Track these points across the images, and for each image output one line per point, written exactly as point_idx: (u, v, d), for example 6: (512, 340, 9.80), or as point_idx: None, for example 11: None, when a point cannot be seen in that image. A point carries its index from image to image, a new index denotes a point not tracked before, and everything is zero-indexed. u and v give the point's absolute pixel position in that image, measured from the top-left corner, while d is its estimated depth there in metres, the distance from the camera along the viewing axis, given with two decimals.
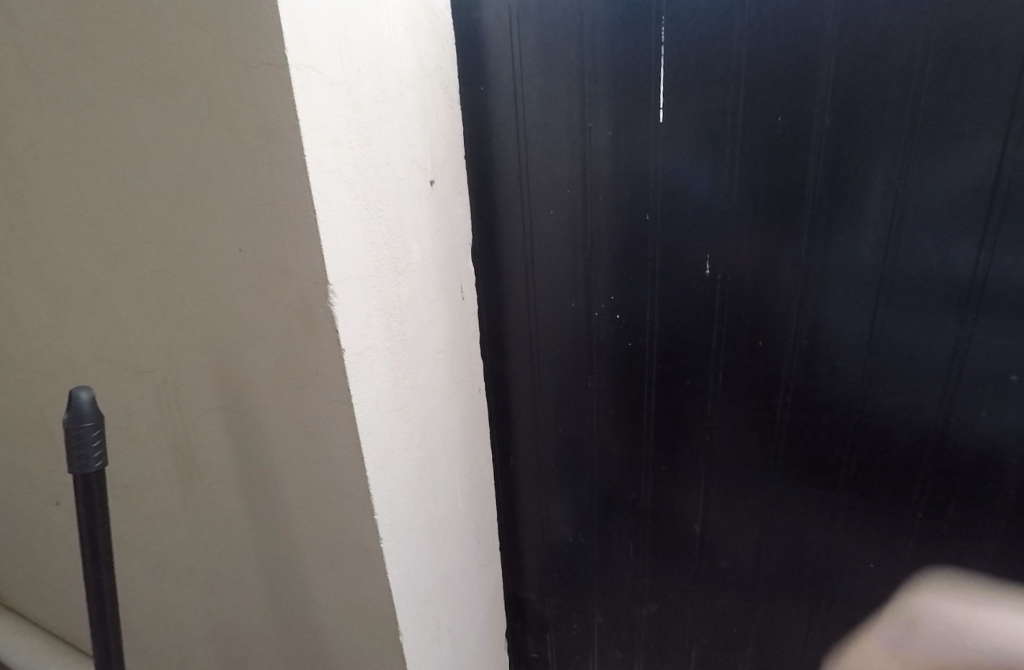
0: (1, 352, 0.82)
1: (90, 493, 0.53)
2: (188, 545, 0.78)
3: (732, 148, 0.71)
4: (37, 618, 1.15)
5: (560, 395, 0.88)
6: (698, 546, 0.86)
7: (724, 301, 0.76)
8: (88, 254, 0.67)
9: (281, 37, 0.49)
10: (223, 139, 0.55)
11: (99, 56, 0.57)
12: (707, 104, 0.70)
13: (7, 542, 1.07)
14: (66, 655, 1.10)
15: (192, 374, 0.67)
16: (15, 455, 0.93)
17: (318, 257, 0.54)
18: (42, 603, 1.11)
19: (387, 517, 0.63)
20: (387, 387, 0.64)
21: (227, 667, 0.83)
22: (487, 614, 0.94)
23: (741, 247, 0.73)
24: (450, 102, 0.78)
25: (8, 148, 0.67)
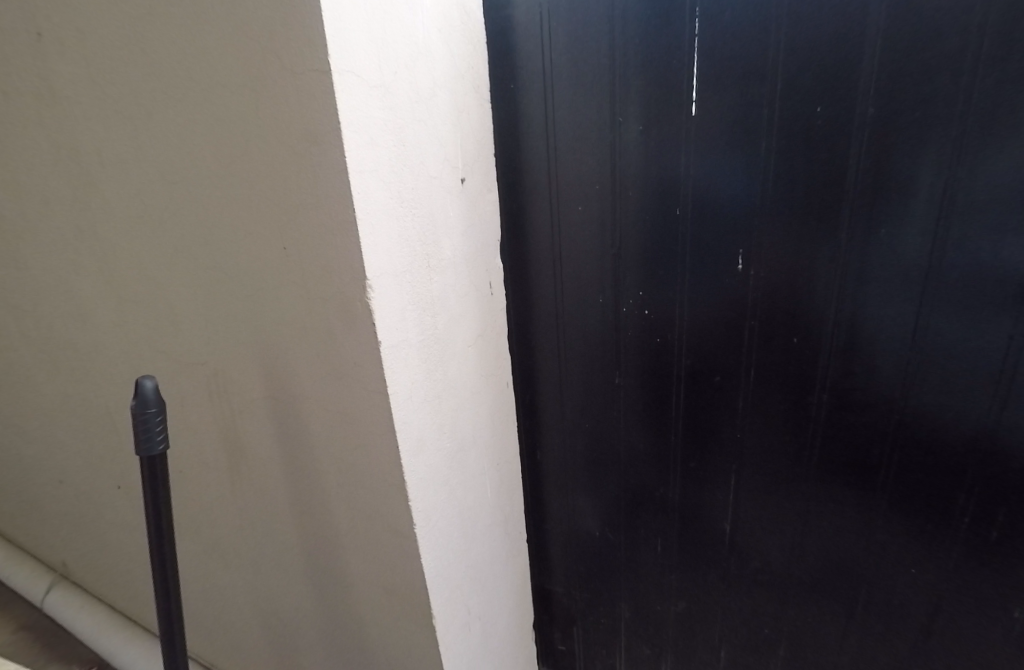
0: (70, 346, 0.90)
1: (154, 472, 0.58)
2: (235, 527, 0.84)
3: (768, 139, 0.69)
4: (104, 594, 1.25)
5: (587, 391, 0.89)
6: (727, 544, 0.86)
7: (758, 297, 0.74)
8: (147, 255, 0.73)
9: (325, 44, 0.52)
10: (270, 144, 0.59)
11: (157, 71, 0.62)
12: (742, 94, 0.69)
13: (76, 521, 1.17)
14: (127, 628, 1.21)
15: (240, 366, 0.72)
16: (82, 440, 1.01)
17: (356, 254, 0.58)
18: (105, 579, 1.21)
19: (420, 504, 0.67)
20: (420, 379, 0.67)
21: (271, 640, 0.90)
22: (514, 602, 0.96)
23: (776, 241, 0.72)
24: (480, 101, 0.79)
25: (78, 158, 0.73)
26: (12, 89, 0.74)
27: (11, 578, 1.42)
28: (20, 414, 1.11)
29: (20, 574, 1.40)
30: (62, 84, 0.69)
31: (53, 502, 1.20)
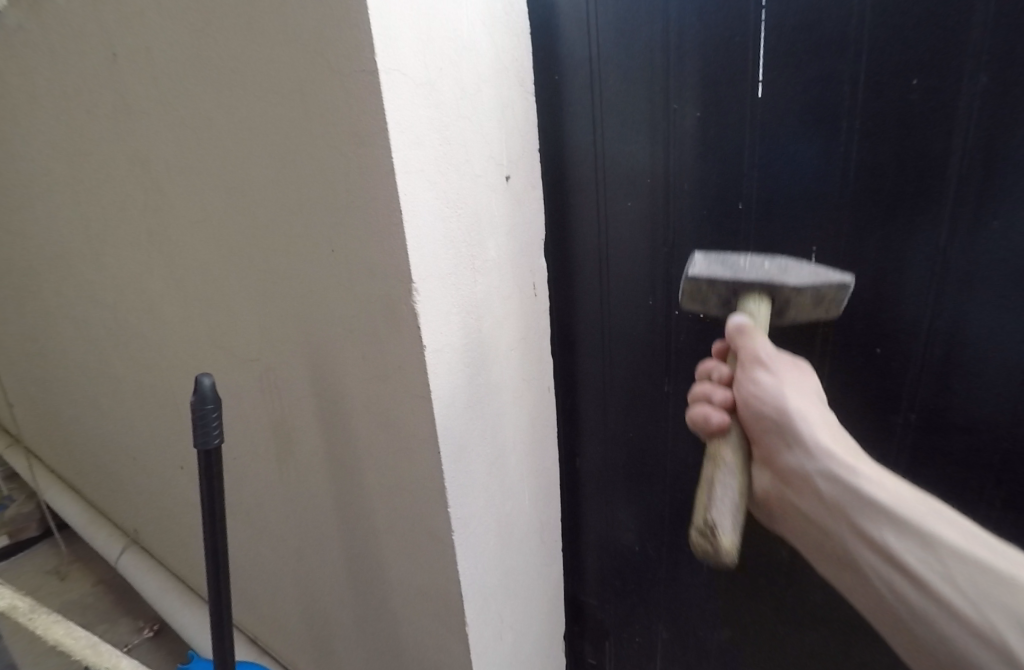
0: (148, 339, 0.99)
1: (210, 468, 0.59)
2: (283, 515, 0.88)
3: (851, 120, 0.60)
4: (172, 562, 1.37)
5: (633, 398, 0.84)
6: (786, 575, 0.78)
7: None
8: (207, 257, 0.78)
9: (372, 41, 0.49)
10: (305, 151, 0.59)
11: (209, 85, 0.65)
12: (819, 70, 0.60)
13: (152, 494, 1.29)
14: (186, 594, 1.32)
15: (287, 365, 0.75)
16: (157, 424, 1.11)
17: (402, 256, 0.55)
18: (173, 548, 1.33)
19: (459, 512, 0.64)
20: (463, 384, 0.64)
21: (312, 623, 0.94)
22: (548, 612, 0.94)
23: (858, 238, 0.63)
24: (525, 94, 0.75)
25: (151, 169, 0.79)
26: (101, 107, 0.81)
27: (98, 536, 1.61)
28: (112, 397, 1.24)
29: (104, 535, 1.58)
30: (136, 101, 0.75)
31: (134, 476, 1.34)
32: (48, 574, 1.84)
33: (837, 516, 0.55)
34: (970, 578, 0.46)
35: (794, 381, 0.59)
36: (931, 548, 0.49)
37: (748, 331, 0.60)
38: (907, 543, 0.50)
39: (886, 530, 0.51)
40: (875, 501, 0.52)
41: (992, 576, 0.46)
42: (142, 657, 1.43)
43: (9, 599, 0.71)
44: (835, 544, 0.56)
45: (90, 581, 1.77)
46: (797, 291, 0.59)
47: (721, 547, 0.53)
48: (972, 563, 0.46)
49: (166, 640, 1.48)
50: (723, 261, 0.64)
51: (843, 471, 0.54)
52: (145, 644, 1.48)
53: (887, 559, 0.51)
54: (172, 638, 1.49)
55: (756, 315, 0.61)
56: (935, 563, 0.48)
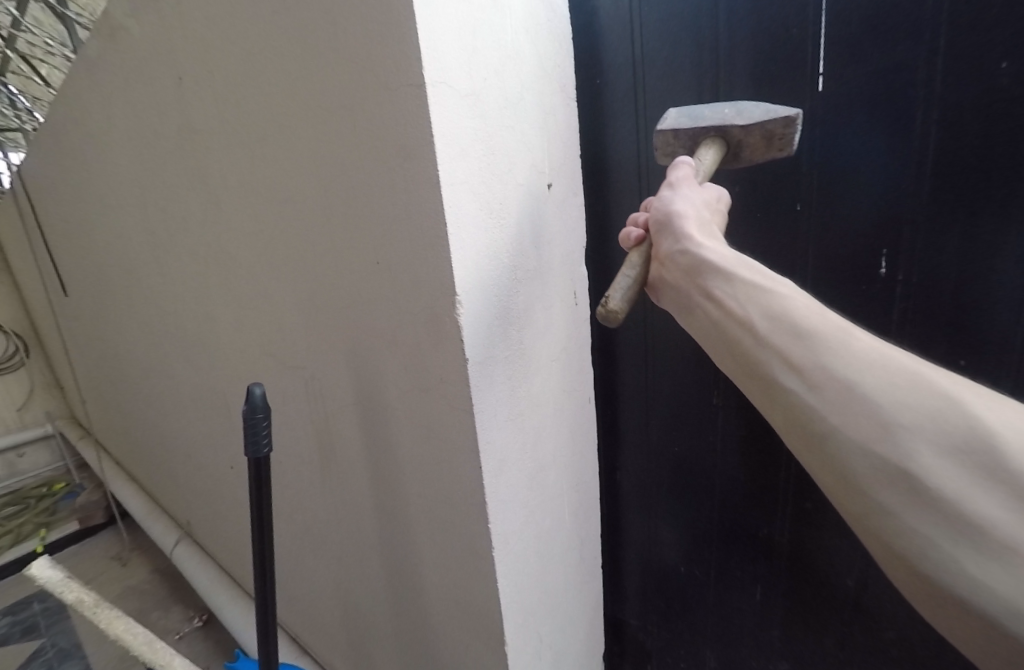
0: (204, 344, 1.04)
1: (259, 474, 0.60)
2: (325, 518, 0.90)
3: (929, 112, 0.56)
4: (222, 557, 1.43)
5: (679, 411, 0.81)
6: (852, 606, 0.72)
7: (909, 303, 0.62)
8: (259, 267, 0.81)
9: (419, 56, 0.49)
10: (351, 165, 0.60)
11: (263, 103, 0.67)
12: (886, 60, 0.57)
13: (205, 492, 1.35)
14: (233, 588, 1.36)
15: (331, 372, 0.76)
16: (211, 425, 1.16)
17: (446, 269, 0.55)
18: (223, 544, 1.38)
19: (499, 527, 0.63)
20: (505, 397, 0.63)
21: (352, 627, 0.96)
22: (587, 630, 0.92)
23: (937, 238, 0.59)
24: (567, 99, 0.74)
25: (210, 184, 0.83)
26: (168, 127, 0.86)
27: (156, 528, 1.69)
28: (172, 398, 1.31)
29: (160, 527, 1.68)
30: (198, 120, 0.79)
31: (190, 474, 1.40)
32: (112, 561, 1.95)
33: (680, 275, 0.52)
34: (771, 314, 0.44)
35: (692, 187, 0.58)
36: (746, 288, 0.46)
37: (683, 163, 0.60)
38: (731, 289, 0.47)
39: (714, 278, 0.49)
40: (710, 258, 0.49)
41: (789, 307, 0.43)
42: (191, 646, 1.50)
43: (75, 592, 0.75)
44: (676, 305, 0.53)
45: (148, 570, 1.87)
46: (747, 133, 0.59)
47: (608, 308, 0.54)
48: (771, 301, 0.44)
49: (214, 631, 1.55)
50: (689, 112, 0.63)
51: (691, 241, 0.52)
52: (194, 633, 1.54)
53: (711, 301, 0.48)
54: (219, 629, 1.55)
55: (708, 156, 0.60)
56: (745, 301, 0.46)
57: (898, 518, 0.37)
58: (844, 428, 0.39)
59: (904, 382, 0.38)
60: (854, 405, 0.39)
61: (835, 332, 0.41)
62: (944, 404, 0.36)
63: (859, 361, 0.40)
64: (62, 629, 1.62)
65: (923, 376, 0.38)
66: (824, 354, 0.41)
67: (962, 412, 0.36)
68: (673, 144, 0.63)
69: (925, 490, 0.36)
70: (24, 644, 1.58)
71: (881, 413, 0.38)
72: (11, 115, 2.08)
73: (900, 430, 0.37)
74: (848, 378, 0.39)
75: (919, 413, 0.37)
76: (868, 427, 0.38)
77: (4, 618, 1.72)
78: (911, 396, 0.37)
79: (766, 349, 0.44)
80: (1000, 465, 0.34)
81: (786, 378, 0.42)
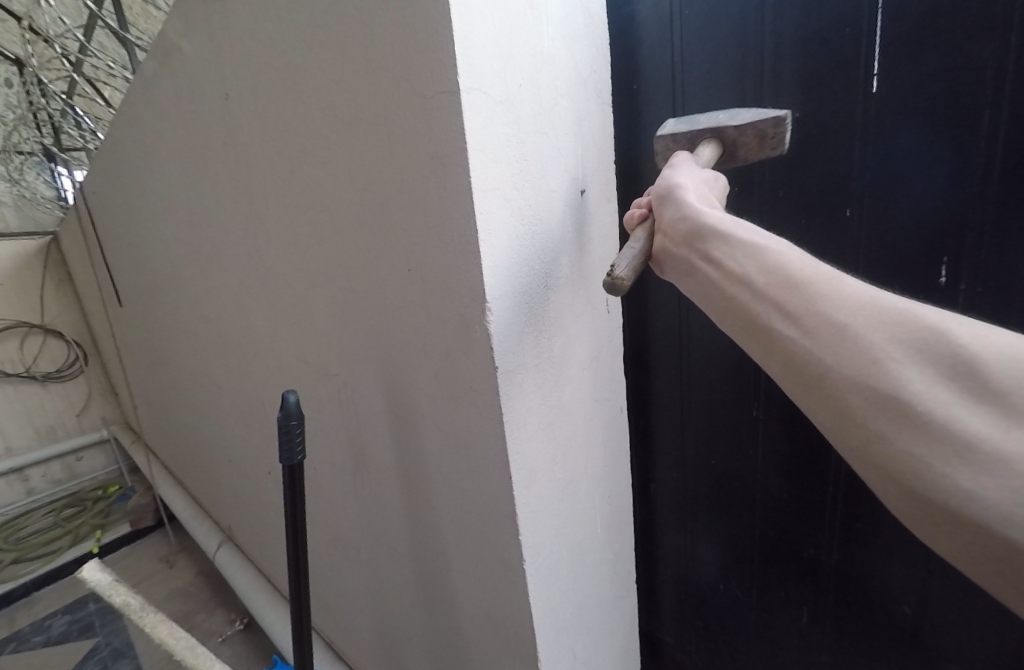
0: (245, 353, 1.07)
1: (293, 480, 0.60)
2: (358, 525, 0.91)
3: (994, 111, 0.54)
4: (260, 562, 1.46)
5: (716, 423, 0.78)
6: (910, 636, 0.68)
7: (974, 313, 0.59)
8: (296, 276, 0.83)
9: (455, 64, 0.49)
10: (385, 174, 0.61)
11: (302, 114, 0.69)
12: (953, 59, 0.55)
13: (245, 496, 1.39)
14: (271, 593, 1.39)
15: (363, 380, 0.77)
16: (250, 432, 1.20)
17: (476, 276, 0.54)
18: (261, 549, 1.41)
19: (530, 539, 0.62)
20: (536, 406, 0.62)
21: (384, 636, 0.96)
22: (620, 649, 0.89)
23: (1005, 244, 0.55)
24: (602, 105, 0.73)
25: (252, 195, 0.85)
26: (214, 141, 0.90)
27: (199, 531, 1.75)
28: (214, 405, 1.35)
29: (203, 530, 1.73)
30: (241, 133, 0.82)
31: (230, 478, 1.44)
32: (160, 562, 2.03)
33: (679, 241, 0.51)
34: (768, 268, 0.44)
35: (693, 168, 0.58)
36: (744, 246, 0.46)
37: (681, 155, 0.61)
38: (728, 249, 0.47)
39: (712, 241, 0.48)
40: (710, 223, 0.49)
41: (783, 261, 0.44)
42: (233, 648, 1.53)
43: (123, 595, 0.77)
44: (673, 271, 0.53)
45: (193, 571, 1.93)
46: (740, 132, 0.59)
47: (612, 276, 0.51)
48: (767, 257, 0.45)
49: (253, 634, 1.58)
50: (687, 120, 0.64)
51: (691, 208, 0.51)
52: (236, 636, 1.58)
53: (708, 263, 0.48)
54: (258, 632, 1.59)
55: (703, 154, 0.60)
56: (741, 257, 0.46)
57: (887, 440, 0.38)
58: (838, 366, 0.40)
59: (890, 318, 0.39)
60: (845, 343, 0.39)
61: (826, 281, 0.42)
62: (932, 335, 0.38)
63: (851, 306, 0.40)
64: (115, 629, 1.69)
65: (910, 312, 0.39)
66: (822, 303, 0.41)
67: (949, 341, 0.37)
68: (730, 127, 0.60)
69: (911, 413, 0.37)
70: (80, 642, 1.65)
71: (874, 347, 0.39)
72: (76, 135, 2.21)
73: (890, 362, 0.38)
74: (842, 320, 0.40)
75: (910, 344, 0.38)
76: (860, 363, 0.39)
77: (62, 617, 1.79)
78: (899, 331, 0.38)
79: (763, 302, 0.44)
80: (982, 384, 0.36)
81: (782, 326, 0.42)
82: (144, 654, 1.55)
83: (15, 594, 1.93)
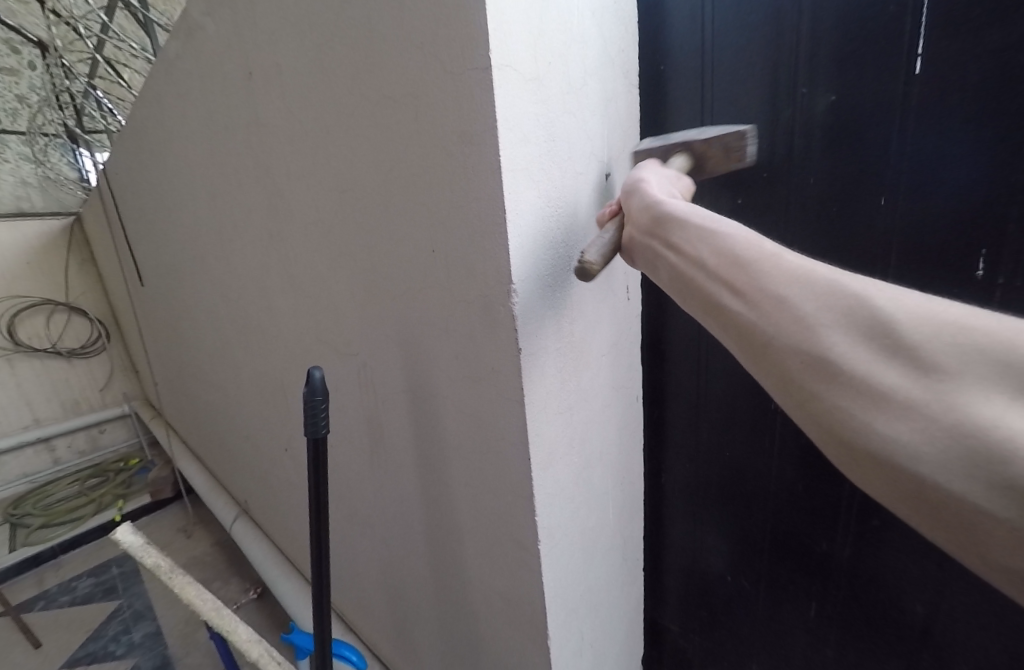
0: (265, 331, 1.09)
1: (315, 454, 0.61)
2: (374, 502, 0.92)
3: None
4: (276, 536, 1.49)
5: (732, 414, 0.78)
6: (920, 634, 0.67)
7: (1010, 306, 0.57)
8: (317, 255, 0.84)
9: (488, 39, 0.49)
10: (410, 153, 0.61)
11: (327, 92, 0.69)
12: (1002, 41, 0.53)
13: (262, 472, 1.41)
14: (286, 567, 1.42)
15: (382, 359, 0.78)
16: (269, 409, 1.22)
17: (502, 257, 0.55)
18: (277, 524, 1.44)
19: (546, 521, 0.63)
20: (554, 390, 0.62)
21: (397, 611, 0.97)
22: (628, 634, 0.90)
23: None
24: (629, 88, 0.72)
25: (275, 173, 0.86)
26: (239, 120, 0.90)
27: (217, 505, 1.79)
28: (234, 382, 1.38)
29: (220, 504, 1.77)
30: (266, 111, 0.82)
31: (248, 454, 1.48)
32: (179, 533, 2.09)
33: (640, 227, 0.51)
34: (719, 250, 0.44)
35: (655, 170, 0.58)
36: (698, 231, 0.46)
37: (653, 163, 0.60)
38: (684, 235, 0.47)
39: (671, 225, 0.48)
40: (669, 209, 0.49)
41: (732, 242, 0.44)
42: (248, 616, 1.57)
43: (153, 558, 0.80)
44: (639, 258, 0.52)
45: (210, 543, 1.98)
46: (708, 145, 0.58)
47: (581, 263, 0.51)
48: (717, 240, 0.45)
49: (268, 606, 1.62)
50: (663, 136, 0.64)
51: (651, 197, 0.51)
52: (252, 607, 1.62)
53: (666, 248, 0.48)
54: (273, 603, 1.63)
55: (674, 164, 0.59)
56: (696, 240, 0.46)
57: (822, 399, 0.39)
58: (777, 336, 0.40)
59: (822, 290, 0.40)
60: (787, 316, 0.40)
61: (769, 259, 0.42)
62: (863, 302, 0.38)
63: (788, 279, 0.41)
64: (136, 592, 1.74)
65: (839, 282, 0.40)
66: (766, 279, 0.42)
67: (875, 307, 0.38)
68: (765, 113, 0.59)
69: (845, 376, 0.38)
70: (103, 605, 1.70)
71: (810, 318, 0.39)
72: (97, 115, 2.24)
73: (822, 329, 0.39)
74: (783, 294, 0.41)
75: (844, 312, 0.39)
76: (796, 333, 0.40)
77: (87, 579, 1.86)
78: (830, 300, 0.39)
79: (716, 283, 0.44)
80: (907, 347, 0.36)
81: (731, 302, 0.43)
82: (165, 617, 1.60)
83: (46, 556, 2.00)
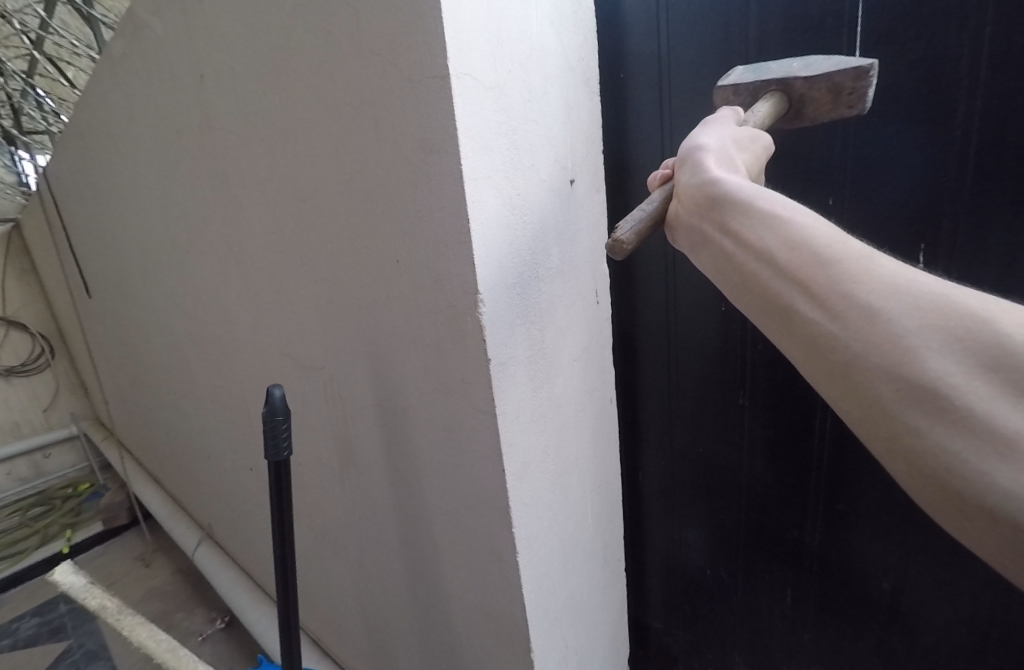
0: (225, 347, 1.05)
1: (279, 477, 0.59)
2: (344, 520, 0.90)
3: (973, 102, 0.54)
4: (242, 558, 1.44)
5: (703, 410, 0.79)
6: (888, 612, 0.70)
7: None
8: (276, 268, 0.81)
9: (444, 48, 0.48)
10: (370, 164, 0.59)
11: (280, 99, 0.67)
12: (933, 49, 0.55)
13: (226, 493, 1.36)
14: (252, 590, 1.37)
15: (348, 374, 0.76)
16: (231, 428, 1.17)
17: (468, 267, 0.54)
18: (243, 545, 1.40)
19: (523, 531, 0.62)
20: (527, 397, 0.62)
21: (373, 631, 0.95)
22: (612, 635, 0.90)
23: (979, 235, 0.56)
24: (590, 94, 0.72)
25: (230, 184, 0.83)
26: (189, 126, 0.86)
27: (177, 529, 1.72)
28: (193, 400, 1.32)
29: (181, 527, 1.70)
30: (217, 118, 0.79)
31: (210, 475, 1.42)
32: (135, 561, 1.99)
33: (696, 213, 0.47)
34: (794, 242, 0.40)
35: (722, 132, 0.53)
36: (765, 218, 0.42)
37: (728, 114, 0.57)
38: (750, 221, 0.43)
39: (732, 213, 0.44)
40: (732, 191, 0.45)
41: (810, 237, 0.40)
42: (214, 647, 1.52)
43: (99, 598, 0.75)
44: (687, 246, 0.49)
45: (171, 569, 1.90)
46: (809, 85, 0.54)
47: (615, 239, 0.50)
48: (796, 229, 0.41)
49: (236, 631, 1.57)
50: (754, 68, 0.60)
51: (709, 175, 0.47)
52: (217, 635, 1.56)
53: (726, 235, 0.44)
54: (241, 630, 1.57)
55: (767, 105, 0.56)
56: (763, 229, 0.42)
57: None
58: (863, 353, 0.36)
59: (927, 305, 0.35)
60: (872, 330, 0.36)
61: (858, 262, 0.38)
62: (966, 326, 0.33)
63: (883, 288, 0.36)
64: (90, 629, 1.65)
65: (949, 300, 0.35)
66: (852, 284, 0.37)
67: (982, 332, 0.33)
68: (742, 102, 0.58)
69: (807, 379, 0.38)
70: (51, 645, 1.61)
71: (903, 336, 0.35)
72: (38, 116, 2.12)
73: (924, 350, 0.34)
74: (874, 305, 0.36)
75: (944, 334, 0.34)
76: (884, 352, 0.35)
77: (31, 619, 1.76)
78: (933, 319, 0.34)
79: (784, 278, 0.40)
80: None
81: (804, 305, 0.39)
82: (121, 654, 1.53)
83: None
